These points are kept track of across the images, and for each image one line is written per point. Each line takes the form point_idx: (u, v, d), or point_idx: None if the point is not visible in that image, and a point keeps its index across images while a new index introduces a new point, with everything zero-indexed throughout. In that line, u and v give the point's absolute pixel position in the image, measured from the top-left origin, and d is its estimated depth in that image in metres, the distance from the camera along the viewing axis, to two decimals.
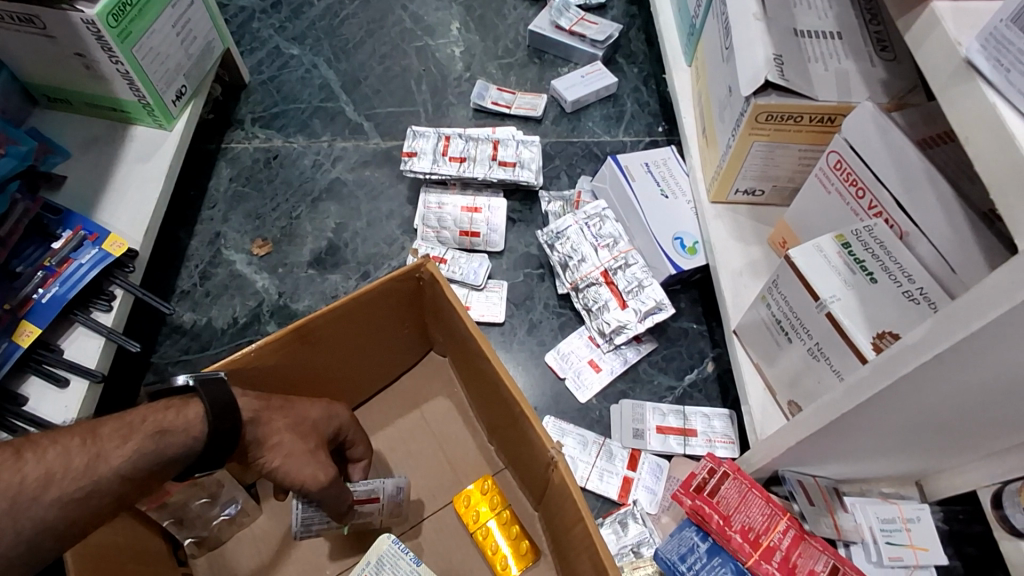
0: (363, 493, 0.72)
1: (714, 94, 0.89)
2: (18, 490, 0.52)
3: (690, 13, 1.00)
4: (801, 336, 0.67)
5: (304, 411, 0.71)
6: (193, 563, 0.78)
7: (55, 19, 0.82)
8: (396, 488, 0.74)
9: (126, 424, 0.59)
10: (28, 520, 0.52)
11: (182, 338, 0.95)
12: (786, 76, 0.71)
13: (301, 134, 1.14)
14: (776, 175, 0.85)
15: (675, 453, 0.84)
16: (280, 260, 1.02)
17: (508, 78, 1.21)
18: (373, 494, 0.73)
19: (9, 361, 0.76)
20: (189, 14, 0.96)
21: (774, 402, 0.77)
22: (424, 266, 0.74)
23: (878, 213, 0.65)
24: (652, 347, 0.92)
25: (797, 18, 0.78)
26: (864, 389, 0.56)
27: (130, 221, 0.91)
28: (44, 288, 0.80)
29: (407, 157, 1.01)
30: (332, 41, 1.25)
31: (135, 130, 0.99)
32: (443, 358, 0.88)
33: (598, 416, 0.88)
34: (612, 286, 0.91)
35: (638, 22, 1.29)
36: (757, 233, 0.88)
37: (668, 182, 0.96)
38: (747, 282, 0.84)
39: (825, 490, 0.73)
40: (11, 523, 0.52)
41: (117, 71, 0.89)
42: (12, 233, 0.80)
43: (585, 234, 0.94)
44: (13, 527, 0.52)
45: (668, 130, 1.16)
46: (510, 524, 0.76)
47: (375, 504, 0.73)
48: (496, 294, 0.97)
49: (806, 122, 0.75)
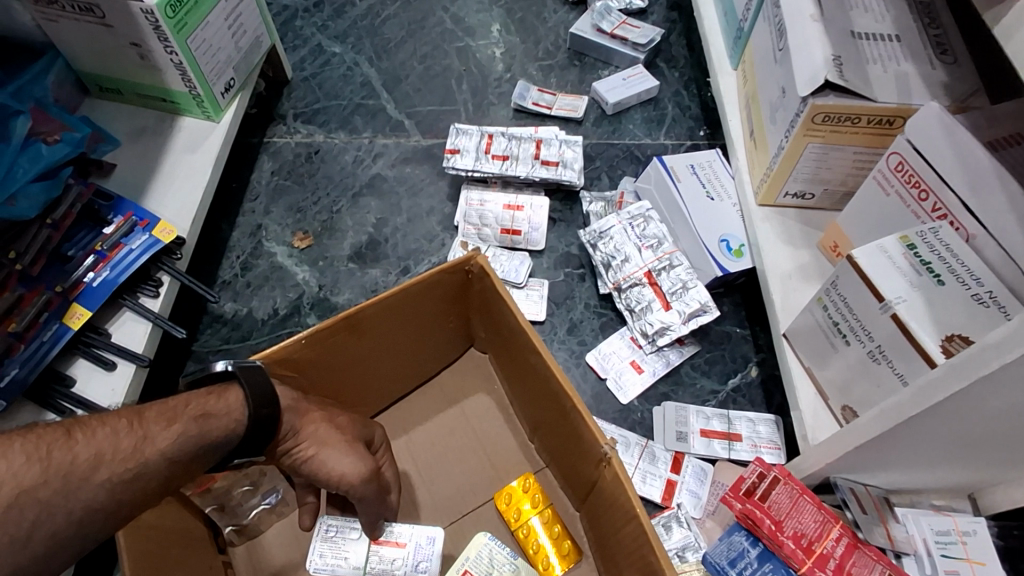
0: (391, 534, 0.72)
1: (764, 96, 0.89)
2: (68, 471, 0.49)
3: (738, 16, 1.00)
4: (860, 338, 0.65)
5: (339, 416, 0.70)
6: (233, 551, 0.78)
7: (115, 9, 0.83)
8: (425, 538, 0.72)
9: (170, 409, 0.58)
10: (76, 501, 0.50)
11: (223, 327, 0.95)
12: (846, 76, 0.70)
13: (343, 129, 1.14)
14: (828, 178, 0.83)
15: (719, 457, 0.83)
16: (320, 253, 1.02)
17: (549, 79, 1.22)
18: (400, 540, 0.72)
19: (60, 343, 0.77)
20: (241, 9, 0.97)
21: (825, 406, 0.76)
22: (474, 259, 0.73)
23: (942, 216, 0.64)
24: (694, 350, 0.91)
25: (855, 20, 0.76)
26: (933, 392, 0.55)
27: (178, 210, 0.92)
28: (94, 272, 0.81)
29: (450, 154, 1.02)
30: (374, 40, 1.26)
31: (183, 121, 1.00)
32: (483, 355, 0.88)
33: (639, 418, 0.87)
34: (656, 287, 0.90)
35: (679, 27, 1.28)
36: (806, 237, 0.87)
37: (714, 185, 0.95)
38: (797, 285, 0.83)
39: (877, 499, 0.72)
40: (61, 504, 0.49)
41: (171, 61, 0.90)
42: (65, 218, 0.81)
43: (628, 234, 0.94)
44: (65, 507, 0.49)
45: (709, 133, 1.16)
46: (553, 523, 0.75)
47: (400, 552, 0.71)
48: (537, 292, 0.96)
49: (863, 123, 0.74)
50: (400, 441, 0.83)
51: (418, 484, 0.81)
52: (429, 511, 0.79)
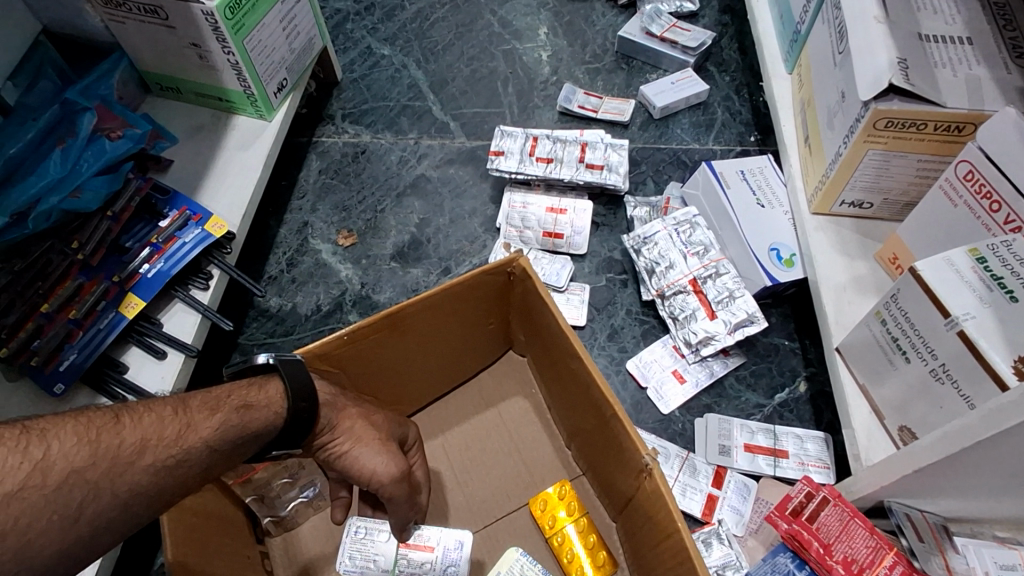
0: (419, 536, 0.71)
1: (821, 101, 0.86)
2: (115, 453, 0.50)
3: (795, 19, 0.97)
4: (922, 356, 0.62)
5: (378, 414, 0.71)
6: (269, 542, 0.79)
7: (178, 11, 0.86)
8: (454, 542, 0.71)
9: (213, 398, 0.60)
10: (123, 483, 0.51)
11: (268, 321, 0.98)
12: (912, 80, 0.67)
13: (389, 130, 1.16)
14: (889, 187, 0.80)
15: (763, 474, 0.80)
16: (364, 252, 1.03)
17: (596, 83, 1.20)
18: (429, 544, 0.71)
19: (115, 331, 0.79)
20: (296, 11, 1.00)
21: (880, 426, 0.72)
22: (517, 261, 0.73)
23: (1016, 229, 0.60)
24: (739, 362, 0.88)
25: (922, 22, 0.73)
26: (1004, 417, 0.51)
27: (229, 205, 0.95)
28: (149, 263, 0.84)
29: (494, 156, 1.01)
30: (422, 43, 1.27)
31: (237, 120, 1.03)
32: (522, 359, 0.87)
33: (680, 429, 0.85)
34: (701, 295, 0.88)
35: (731, 30, 1.25)
36: (863, 248, 0.83)
37: (764, 192, 0.92)
38: (852, 298, 0.80)
39: (934, 527, 0.62)
40: (108, 486, 0.50)
41: (228, 61, 0.93)
42: (125, 211, 0.85)
43: (674, 240, 0.92)
44: (110, 490, 0.50)
45: (760, 139, 1.12)
46: (588, 533, 0.74)
47: (428, 555, 0.71)
48: (577, 297, 0.95)
49: (930, 130, 0.70)
50: (436, 441, 0.83)
51: (453, 486, 0.80)
52: (462, 514, 0.78)
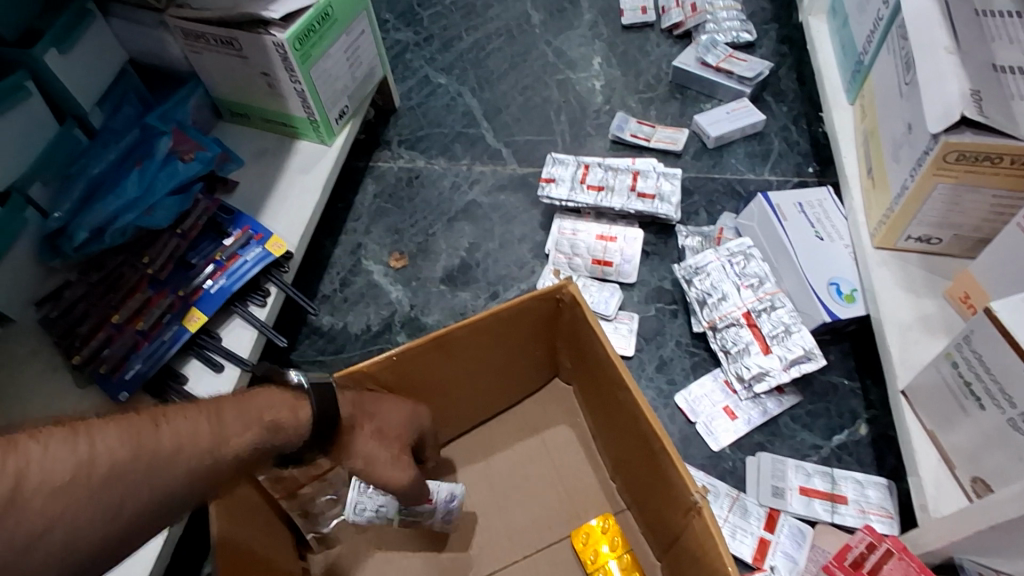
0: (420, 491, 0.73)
1: (886, 133, 0.83)
2: (152, 455, 0.47)
3: (857, 49, 0.95)
4: (998, 402, 0.58)
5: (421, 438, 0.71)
6: (311, 558, 0.79)
7: (251, 42, 0.90)
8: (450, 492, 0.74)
9: (248, 409, 0.55)
10: (153, 489, 0.46)
11: (320, 339, 0.99)
12: (986, 112, 0.65)
13: (443, 156, 1.17)
14: (959, 222, 0.76)
15: (820, 520, 0.76)
16: (414, 274, 1.04)
17: (649, 112, 1.20)
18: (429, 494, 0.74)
19: (178, 343, 0.83)
20: (359, 41, 1.03)
21: (951, 477, 0.67)
22: (565, 288, 0.73)
23: None
24: (795, 402, 0.84)
25: (997, 52, 0.70)
26: None
27: (289, 225, 0.97)
28: (212, 279, 0.87)
29: (545, 183, 1.02)
30: (478, 72, 1.30)
31: (300, 144, 1.05)
32: (567, 387, 0.86)
33: (730, 467, 0.82)
34: (755, 329, 0.85)
35: (789, 60, 1.24)
36: (930, 285, 0.79)
37: (823, 224, 0.89)
38: (918, 337, 0.76)
39: None
40: (140, 490, 0.46)
41: (295, 89, 0.96)
42: (192, 228, 0.89)
43: (727, 271, 0.89)
44: (142, 495, 0.46)
45: (819, 170, 1.10)
46: (631, 570, 0.72)
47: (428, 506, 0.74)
48: (626, 326, 0.93)
49: (1004, 164, 0.67)
50: (478, 466, 0.83)
51: (494, 513, 0.79)
52: (501, 543, 0.78)
